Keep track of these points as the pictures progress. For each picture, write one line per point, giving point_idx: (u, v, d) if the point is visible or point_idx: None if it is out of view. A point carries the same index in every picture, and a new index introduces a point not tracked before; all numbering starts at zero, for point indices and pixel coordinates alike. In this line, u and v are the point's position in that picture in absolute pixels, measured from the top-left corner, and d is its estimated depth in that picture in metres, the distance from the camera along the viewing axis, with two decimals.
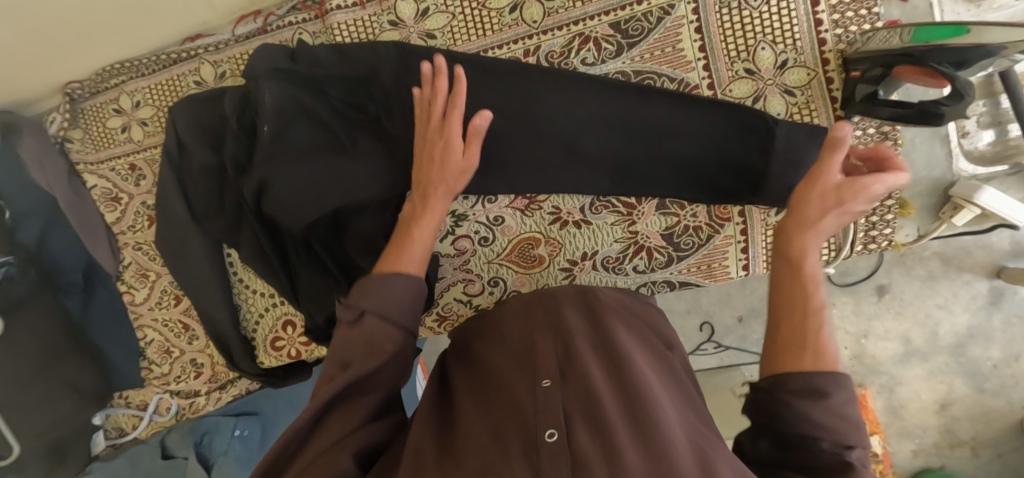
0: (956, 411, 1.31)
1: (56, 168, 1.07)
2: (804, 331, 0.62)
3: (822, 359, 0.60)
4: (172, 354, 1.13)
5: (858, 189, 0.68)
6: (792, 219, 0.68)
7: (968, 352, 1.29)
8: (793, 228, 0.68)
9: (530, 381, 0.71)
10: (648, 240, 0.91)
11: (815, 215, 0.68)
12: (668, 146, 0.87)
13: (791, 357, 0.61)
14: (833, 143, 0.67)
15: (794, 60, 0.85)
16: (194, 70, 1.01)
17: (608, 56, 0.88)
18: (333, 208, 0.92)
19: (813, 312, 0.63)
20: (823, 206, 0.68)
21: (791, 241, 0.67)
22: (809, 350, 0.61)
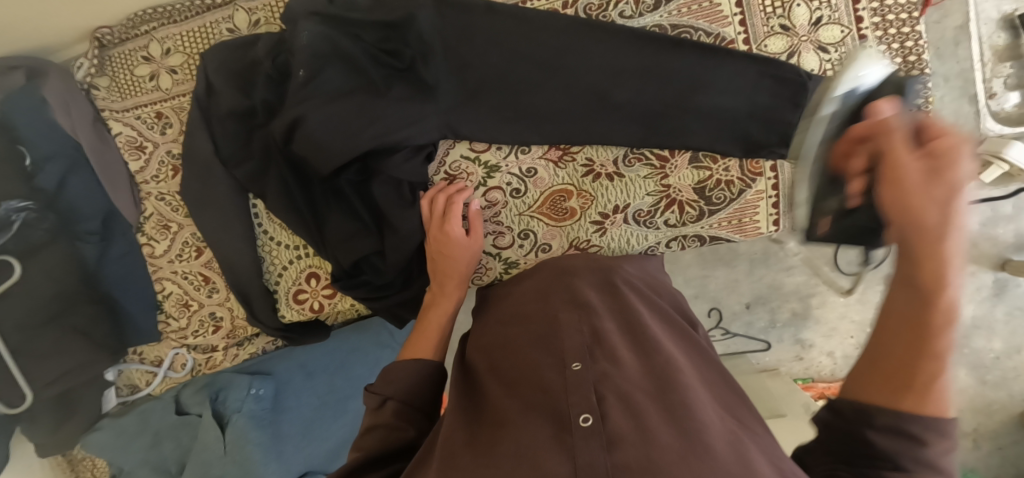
0: (959, 402, 1.38)
1: (82, 113, 1.06)
2: (927, 361, 0.56)
3: (927, 386, 0.56)
4: (190, 307, 1.12)
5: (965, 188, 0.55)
6: (903, 222, 0.56)
7: (972, 343, 1.37)
8: (912, 239, 0.56)
9: (558, 362, 0.70)
10: (680, 194, 0.93)
11: (933, 223, 0.55)
12: (699, 99, 0.88)
13: (896, 393, 0.57)
14: (884, 122, 0.61)
15: (828, 17, 0.86)
16: (228, 17, 1.02)
17: (646, 9, 0.89)
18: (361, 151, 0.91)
19: (941, 340, 0.56)
20: (939, 212, 0.55)
21: (910, 250, 0.56)
22: (920, 381, 0.56)
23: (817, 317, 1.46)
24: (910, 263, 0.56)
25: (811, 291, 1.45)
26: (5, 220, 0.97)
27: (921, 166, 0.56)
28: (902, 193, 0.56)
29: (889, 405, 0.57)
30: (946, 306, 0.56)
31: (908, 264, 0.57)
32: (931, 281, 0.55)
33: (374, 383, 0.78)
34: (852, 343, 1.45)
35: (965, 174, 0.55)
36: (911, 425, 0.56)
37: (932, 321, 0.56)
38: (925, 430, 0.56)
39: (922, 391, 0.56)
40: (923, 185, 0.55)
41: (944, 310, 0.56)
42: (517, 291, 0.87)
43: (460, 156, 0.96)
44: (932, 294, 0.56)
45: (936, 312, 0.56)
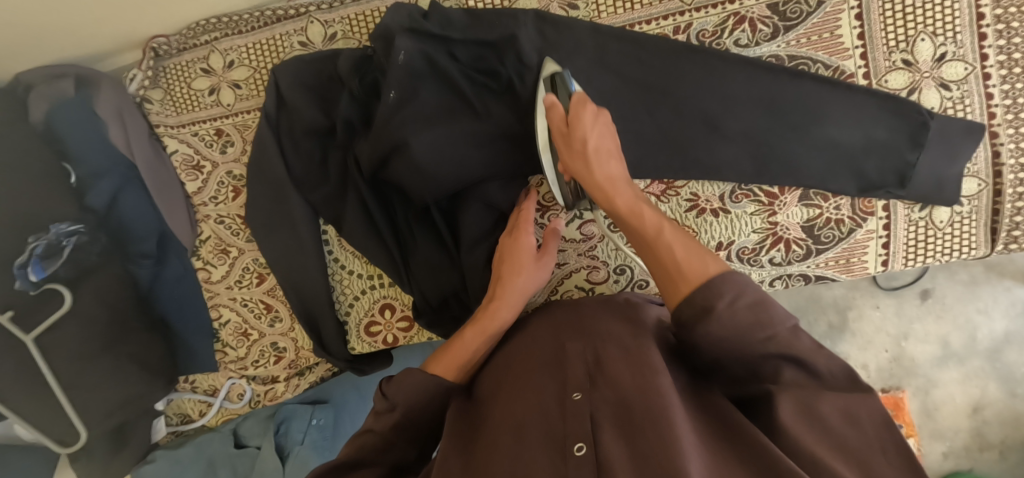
0: (988, 415, 1.23)
1: (137, 127, 0.99)
2: (664, 252, 0.64)
3: (684, 276, 0.60)
4: (250, 336, 1.06)
5: (595, 140, 0.75)
6: (590, 184, 0.75)
7: (1005, 357, 1.23)
8: (597, 187, 0.74)
9: (558, 390, 0.63)
10: (787, 231, 0.89)
11: (609, 170, 0.75)
12: (816, 130, 0.83)
13: (669, 290, 0.62)
14: (553, 118, 0.77)
15: (952, 53, 0.83)
16: (300, 29, 0.94)
17: (763, 38, 0.85)
18: (472, 179, 0.87)
19: (651, 230, 0.67)
20: (602, 166, 0.75)
21: (605, 192, 0.74)
22: (672, 260, 0.63)
23: (854, 331, 1.28)
24: (607, 207, 0.74)
25: (848, 304, 1.29)
26: (55, 246, 0.90)
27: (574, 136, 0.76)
28: (580, 171, 0.76)
29: (676, 299, 0.60)
30: (630, 210, 0.70)
31: (605, 207, 0.74)
32: (616, 202, 0.72)
33: (389, 385, 0.68)
34: (888, 357, 1.27)
35: (587, 129, 0.75)
36: (694, 296, 0.58)
37: (648, 227, 0.68)
38: (711, 299, 0.57)
39: (680, 265, 0.61)
40: (577, 154, 0.75)
41: (631, 217, 0.70)
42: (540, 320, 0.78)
43: None
44: (623, 214, 0.71)
45: (629, 219, 0.70)
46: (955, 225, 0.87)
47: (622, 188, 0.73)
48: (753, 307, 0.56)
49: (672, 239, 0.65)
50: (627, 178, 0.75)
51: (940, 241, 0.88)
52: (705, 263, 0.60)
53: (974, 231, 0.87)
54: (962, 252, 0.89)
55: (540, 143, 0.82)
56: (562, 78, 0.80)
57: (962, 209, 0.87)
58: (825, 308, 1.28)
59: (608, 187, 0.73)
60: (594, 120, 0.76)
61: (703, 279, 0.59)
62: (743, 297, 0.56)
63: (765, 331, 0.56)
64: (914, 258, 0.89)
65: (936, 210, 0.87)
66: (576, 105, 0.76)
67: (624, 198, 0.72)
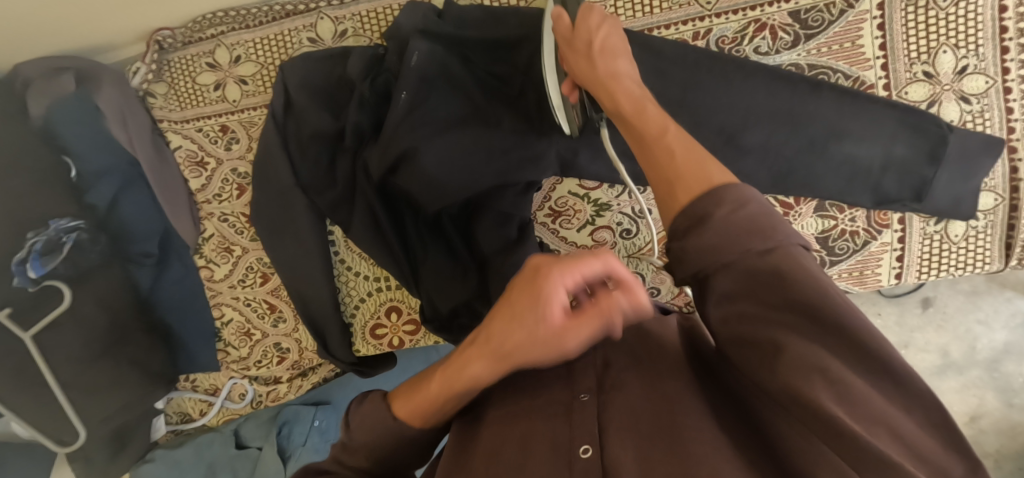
0: (985, 425, 1.18)
1: (139, 125, 0.96)
2: (665, 159, 0.54)
3: (685, 181, 0.51)
4: (252, 336, 1.04)
5: (601, 37, 0.69)
6: (593, 83, 0.68)
7: (1003, 368, 1.18)
8: (601, 83, 0.67)
9: (565, 394, 0.59)
10: (802, 242, 0.89)
11: (621, 66, 0.68)
12: (834, 147, 0.82)
13: (665, 199, 0.52)
14: (557, 19, 0.71)
15: (973, 66, 0.81)
16: (310, 25, 0.92)
17: (783, 46, 0.84)
18: (482, 190, 0.85)
19: (654, 131, 0.58)
20: (607, 62, 0.68)
21: (609, 90, 0.66)
22: (672, 173, 0.52)
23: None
24: (612, 107, 0.65)
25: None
26: (54, 242, 0.88)
27: (579, 37, 0.69)
28: (585, 70, 0.69)
29: (672, 212, 0.50)
30: (634, 109, 0.62)
31: (609, 107, 0.66)
32: (620, 102, 0.64)
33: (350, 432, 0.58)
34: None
35: (593, 28, 0.69)
36: (689, 207, 0.48)
37: (648, 131, 0.59)
38: (708, 207, 0.47)
39: (678, 172, 0.52)
40: (581, 51, 0.69)
41: (635, 118, 0.61)
42: None
43: (568, 192, 0.90)
44: (628, 116, 0.63)
45: (632, 121, 0.62)
46: (969, 239, 0.87)
47: (628, 84, 0.66)
48: (753, 218, 0.45)
49: (674, 141, 0.56)
50: (635, 76, 0.68)
51: (954, 256, 0.88)
52: (708, 168, 0.51)
53: (989, 245, 0.87)
54: (976, 266, 0.88)
55: (545, 60, 0.76)
56: None
57: (978, 223, 0.86)
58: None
59: (614, 84, 0.66)
60: (601, 21, 0.70)
61: (705, 189, 0.49)
62: (744, 207, 0.46)
63: (766, 242, 0.44)
64: (928, 270, 0.89)
65: (952, 224, 0.86)
66: (582, 11, 0.71)
67: (629, 96, 0.64)
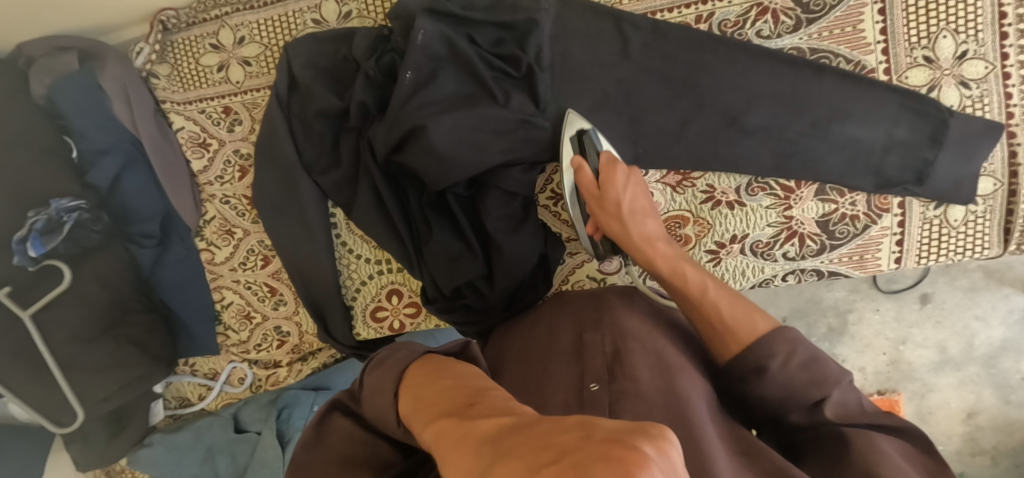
0: (981, 421, 1.20)
1: (142, 103, 0.96)
2: (711, 311, 0.67)
3: (734, 335, 0.64)
4: (253, 319, 1.04)
5: (628, 199, 0.81)
6: (629, 244, 0.80)
7: (1000, 364, 1.19)
8: (635, 244, 0.79)
9: (575, 380, 0.62)
10: (802, 226, 0.89)
11: (650, 230, 0.80)
12: (836, 127, 0.83)
13: (719, 344, 0.66)
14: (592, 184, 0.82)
15: (973, 52, 0.82)
16: (314, 7, 0.92)
17: (785, 30, 0.84)
18: (489, 167, 0.85)
19: (695, 290, 0.70)
20: (637, 225, 0.80)
21: (644, 252, 0.78)
22: (720, 322, 0.66)
23: (854, 334, 1.23)
24: (647, 263, 0.78)
25: (849, 307, 1.24)
26: (55, 221, 0.88)
27: (612, 202, 0.81)
28: (616, 229, 0.82)
29: (726, 355, 0.65)
30: (671, 269, 0.74)
31: (646, 267, 0.78)
32: (657, 264, 0.76)
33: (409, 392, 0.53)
34: (885, 360, 1.23)
35: (620, 190, 0.81)
36: (745, 355, 0.62)
37: (689, 288, 0.71)
38: (765, 358, 0.60)
39: (728, 325, 0.65)
40: (612, 214, 0.81)
41: (674, 277, 0.73)
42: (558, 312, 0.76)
43: None
44: (664, 274, 0.75)
45: (670, 277, 0.74)
46: (969, 224, 0.87)
47: (660, 246, 0.78)
48: (805, 365, 0.59)
49: (716, 298, 0.68)
50: (663, 235, 0.80)
51: (954, 240, 0.88)
52: (753, 321, 0.64)
53: (988, 230, 0.87)
54: (976, 252, 0.88)
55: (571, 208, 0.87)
56: (589, 139, 0.84)
57: (977, 208, 0.86)
58: (824, 310, 1.24)
59: (648, 246, 0.78)
60: (626, 181, 0.81)
61: (752, 339, 0.63)
62: (795, 353, 0.60)
63: (820, 391, 0.59)
64: (927, 256, 0.89)
65: (952, 208, 0.87)
66: (606, 167, 0.82)
67: (664, 256, 0.76)
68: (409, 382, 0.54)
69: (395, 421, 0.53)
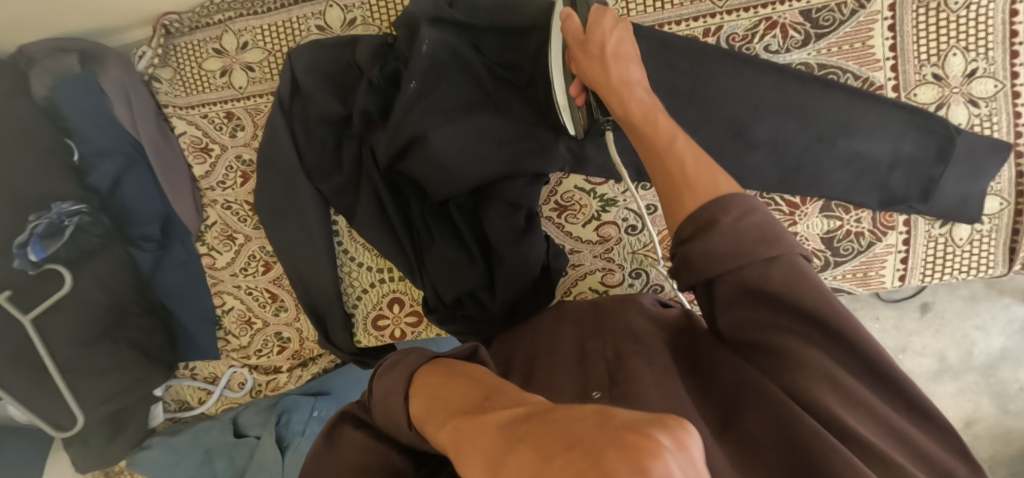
0: (980, 430, 1.18)
1: (144, 108, 0.96)
2: (675, 165, 0.59)
3: (698, 187, 0.56)
4: (253, 325, 1.04)
5: (614, 42, 0.71)
6: (605, 88, 0.69)
7: (999, 374, 1.18)
8: (612, 89, 0.68)
9: (577, 390, 0.60)
10: (807, 242, 0.89)
11: (634, 75, 0.70)
12: (842, 142, 0.82)
13: (674, 205, 0.58)
14: (573, 28, 0.74)
15: (983, 70, 0.82)
16: (319, 13, 0.91)
17: (794, 45, 0.83)
18: (492, 177, 0.84)
19: (664, 139, 0.62)
20: (618, 69, 0.69)
21: (618, 92, 0.68)
22: (681, 176, 0.58)
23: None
24: (622, 112, 0.68)
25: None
26: (57, 226, 0.88)
27: (593, 41, 0.71)
28: (595, 74, 0.70)
29: (683, 211, 0.56)
30: (643, 116, 0.65)
31: (620, 114, 0.68)
32: (630, 110, 0.66)
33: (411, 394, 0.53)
34: None
35: (606, 33, 0.71)
36: (697, 213, 0.55)
37: (660, 140, 0.63)
38: (714, 213, 0.54)
39: (688, 178, 0.57)
40: (594, 58, 0.71)
41: (646, 123, 0.64)
42: (559, 326, 0.76)
43: (574, 186, 0.90)
44: (636, 122, 0.66)
45: (641, 125, 0.65)
46: (974, 243, 0.87)
47: (639, 93, 0.68)
48: (760, 226, 0.53)
49: (684, 149, 0.61)
50: (646, 84, 0.70)
51: (957, 259, 0.88)
52: (716, 178, 0.57)
53: (993, 249, 0.87)
54: (979, 271, 0.88)
55: (552, 66, 0.77)
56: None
57: (982, 227, 0.86)
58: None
59: (627, 85, 0.68)
60: (613, 26, 0.72)
61: (712, 196, 0.55)
62: (749, 216, 0.53)
63: (771, 249, 0.52)
64: (931, 274, 0.89)
65: (957, 226, 0.86)
66: (594, 15, 0.73)
67: (639, 103, 0.67)
68: (418, 383, 0.54)
69: (406, 422, 0.52)
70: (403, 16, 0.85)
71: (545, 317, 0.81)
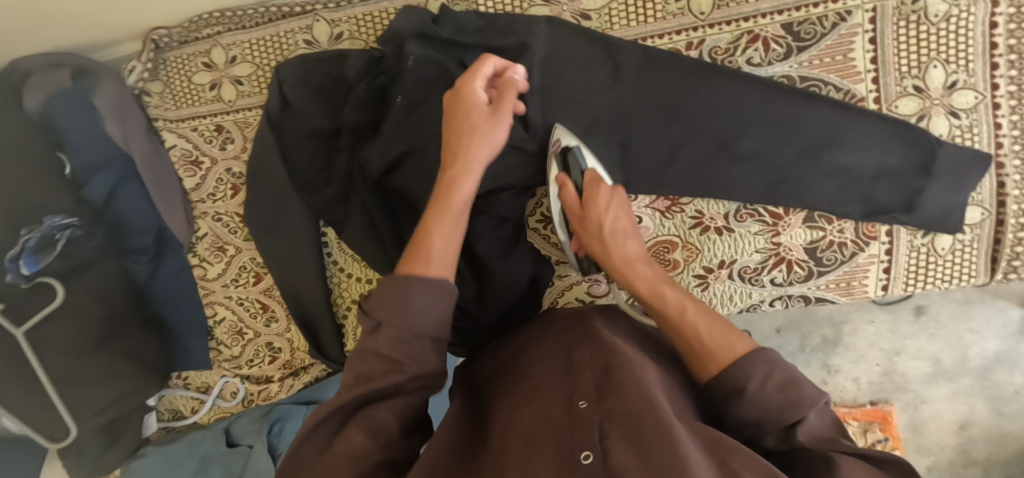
0: (974, 432, 1.17)
1: (135, 122, 0.97)
2: (689, 334, 0.65)
3: (714, 354, 0.62)
4: (245, 335, 1.05)
5: (610, 220, 0.80)
6: (610, 266, 0.79)
7: (994, 376, 1.16)
8: (617, 268, 0.78)
9: (565, 399, 0.62)
10: (790, 252, 0.90)
11: (630, 251, 0.78)
12: (827, 155, 0.83)
13: (697, 367, 0.63)
14: (573, 203, 0.83)
15: (964, 81, 0.82)
16: (306, 27, 0.92)
17: (776, 58, 0.84)
18: (480, 191, 0.85)
19: (673, 309, 0.68)
20: (617, 247, 0.79)
21: (622, 268, 0.77)
22: (701, 344, 0.64)
23: (848, 345, 1.20)
24: (628, 286, 0.76)
25: (843, 318, 1.20)
26: (48, 239, 0.88)
27: (592, 220, 0.80)
28: (598, 251, 0.80)
29: (703, 377, 0.63)
30: (650, 291, 0.72)
31: (627, 288, 0.76)
32: (637, 288, 0.74)
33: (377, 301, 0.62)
34: (880, 372, 1.19)
35: (602, 211, 0.80)
36: (724, 374, 0.60)
37: (667, 307, 0.70)
38: (741, 379, 0.59)
39: (706, 345, 0.63)
40: (594, 235, 0.80)
41: (653, 299, 0.71)
42: (548, 333, 0.76)
43: None
44: (644, 295, 0.73)
45: (649, 300, 0.72)
46: (956, 253, 0.88)
47: (640, 268, 0.76)
48: (783, 384, 0.58)
49: (695, 317, 0.66)
50: (644, 257, 0.78)
51: (940, 268, 0.89)
52: (731, 341, 0.62)
53: (974, 259, 0.88)
54: (962, 280, 0.89)
55: (557, 223, 0.87)
56: (575, 155, 0.84)
57: (964, 237, 0.87)
58: (819, 321, 1.21)
59: (626, 263, 0.77)
60: (608, 201, 0.81)
61: (730, 358, 0.61)
62: (774, 375, 0.58)
63: (796, 412, 0.56)
64: (914, 284, 0.90)
65: (939, 237, 0.87)
66: (589, 185, 0.82)
67: (643, 278, 0.74)
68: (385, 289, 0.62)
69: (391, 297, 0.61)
70: (387, 31, 0.87)
71: (534, 323, 0.82)
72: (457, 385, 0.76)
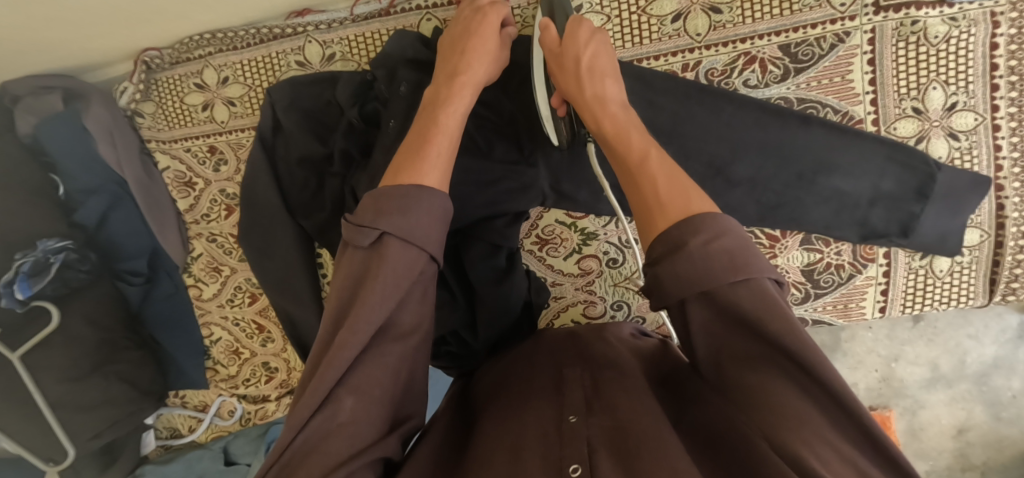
0: (972, 437, 1.17)
1: (127, 143, 0.97)
2: (651, 180, 0.58)
3: (686, 195, 0.55)
4: (241, 355, 1.05)
5: (588, 57, 0.71)
6: (580, 104, 0.69)
7: (992, 382, 1.15)
8: (586, 105, 0.69)
9: (553, 414, 0.62)
10: (787, 275, 0.89)
11: (608, 86, 0.70)
12: (823, 180, 0.82)
13: (646, 223, 0.56)
14: (550, 34, 0.73)
15: (964, 103, 0.81)
16: (298, 48, 0.91)
17: (773, 79, 0.83)
18: (474, 218, 0.86)
19: (636, 156, 0.61)
20: (592, 84, 0.69)
21: (591, 106, 0.68)
22: (655, 194, 0.56)
23: (846, 351, 1.19)
24: (596, 129, 0.67)
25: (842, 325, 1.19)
26: (42, 263, 0.88)
27: (568, 54, 0.71)
28: (572, 88, 0.70)
29: (653, 233, 0.55)
30: (616, 133, 0.64)
31: (594, 130, 0.68)
32: (603, 125, 0.66)
33: (363, 211, 0.61)
34: (877, 377, 1.19)
35: (581, 47, 0.71)
36: (669, 231, 0.53)
37: (635, 147, 0.62)
38: (685, 234, 0.52)
39: (661, 199, 0.56)
40: (569, 71, 0.71)
41: (617, 141, 0.64)
42: (539, 349, 0.77)
43: (555, 220, 0.91)
44: (610, 139, 0.65)
45: (614, 142, 0.64)
46: (954, 275, 0.87)
47: (612, 108, 0.67)
48: (728, 250, 0.51)
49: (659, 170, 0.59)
50: (622, 100, 0.69)
51: (938, 291, 0.88)
52: (690, 197, 0.55)
53: (973, 281, 0.87)
54: (960, 302, 0.89)
55: (535, 80, 0.77)
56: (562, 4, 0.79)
57: (963, 259, 0.86)
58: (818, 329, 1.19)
59: (597, 99, 0.68)
60: (588, 40, 0.72)
61: (689, 214, 0.54)
62: (721, 238, 0.51)
63: (738, 274, 0.50)
64: (912, 305, 0.90)
65: (937, 259, 0.86)
66: (571, 27, 0.73)
67: (611, 120, 0.66)
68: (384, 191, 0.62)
69: (395, 208, 0.60)
70: (383, 51, 0.85)
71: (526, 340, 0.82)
72: (450, 401, 0.76)
